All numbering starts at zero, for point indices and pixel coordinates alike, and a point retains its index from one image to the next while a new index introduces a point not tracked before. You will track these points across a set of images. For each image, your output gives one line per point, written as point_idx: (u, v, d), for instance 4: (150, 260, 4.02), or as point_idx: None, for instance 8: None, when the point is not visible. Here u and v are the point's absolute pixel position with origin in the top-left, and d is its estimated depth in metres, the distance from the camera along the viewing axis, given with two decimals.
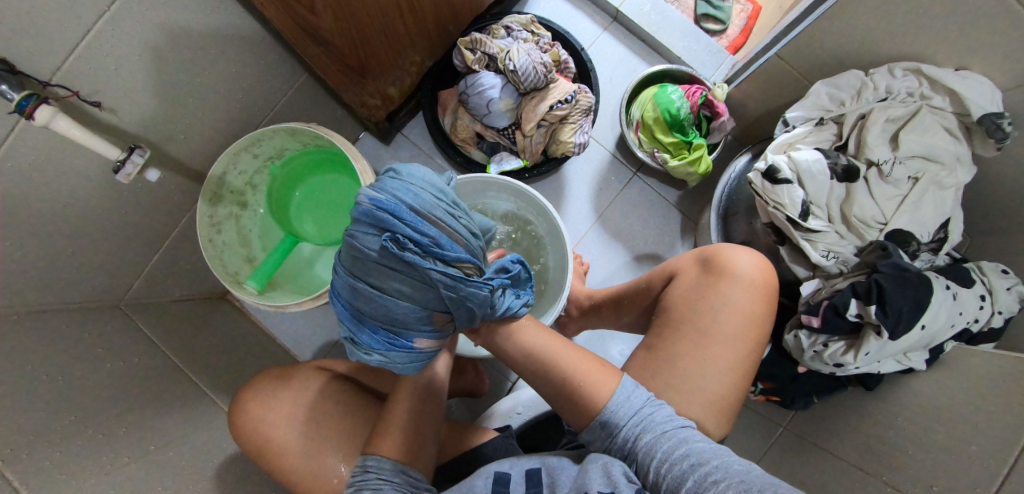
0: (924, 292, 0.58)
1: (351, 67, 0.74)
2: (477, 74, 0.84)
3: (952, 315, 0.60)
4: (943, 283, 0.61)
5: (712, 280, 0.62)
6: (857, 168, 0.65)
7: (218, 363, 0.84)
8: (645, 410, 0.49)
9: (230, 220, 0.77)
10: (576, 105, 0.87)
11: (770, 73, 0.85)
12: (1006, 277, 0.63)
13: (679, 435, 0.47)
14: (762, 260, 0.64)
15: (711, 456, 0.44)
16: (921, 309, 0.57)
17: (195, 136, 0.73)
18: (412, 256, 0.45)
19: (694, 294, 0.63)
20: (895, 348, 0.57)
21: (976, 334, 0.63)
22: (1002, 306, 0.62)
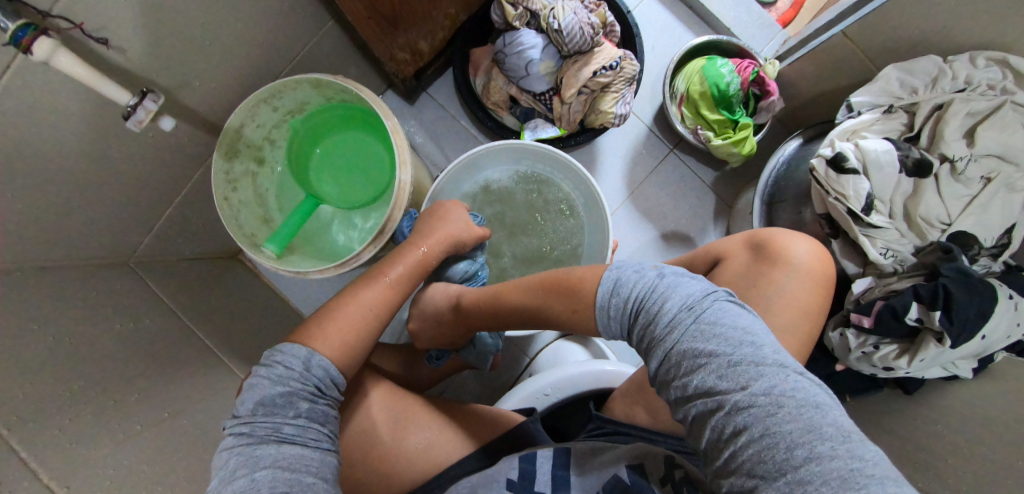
0: (990, 299, 0.56)
1: (383, 16, 0.67)
2: (518, 32, 0.77)
3: (1011, 325, 0.58)
4: (1008, 291, 0.59)
5: (766, 267, 0.59)
6: (930, 162, 0.60)
7: (233, 327, 0.80)
8: (663, 289, 0.40)
9: (247, 178, 0.71)
10: (620, 73, 0.80)
11: (832, 54, 0.79)
12: None
13: (707, 314, 0.37)
14: (818, 246, 0.61)
15: (728, 386, 0.33)
16: (985, 318, 0.55)
17: (211, 83, 0.66)
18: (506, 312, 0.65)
19: (746, 283, 0.59)
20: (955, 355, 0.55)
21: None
22: None
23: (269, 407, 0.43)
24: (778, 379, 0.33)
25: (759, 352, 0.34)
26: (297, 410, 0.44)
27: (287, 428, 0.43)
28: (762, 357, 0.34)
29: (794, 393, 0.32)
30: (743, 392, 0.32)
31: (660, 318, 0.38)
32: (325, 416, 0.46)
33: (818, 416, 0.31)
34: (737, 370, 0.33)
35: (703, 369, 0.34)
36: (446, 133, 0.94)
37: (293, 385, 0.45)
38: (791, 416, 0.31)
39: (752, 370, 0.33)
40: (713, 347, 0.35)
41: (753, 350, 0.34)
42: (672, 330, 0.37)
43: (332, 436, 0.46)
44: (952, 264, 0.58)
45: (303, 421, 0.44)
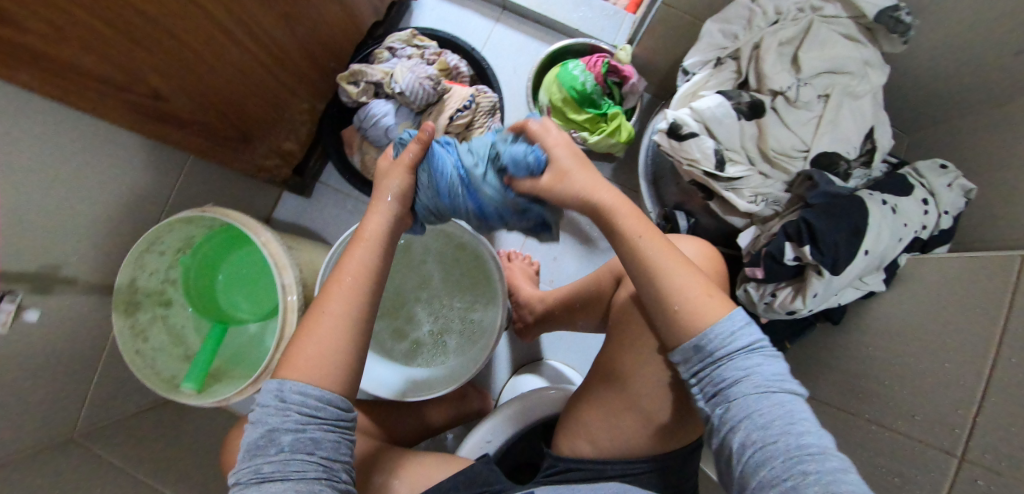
0: (859, 215, 0.54)
1: (233, 134, 0.72)
2: (368, 106, 0.80)
3: (896, 230, 0.57)
4: (880, 198, 0.58)
5: None
6: (761, 102, 0.61)
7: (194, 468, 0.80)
8: (738, 355, 0.46)
9: (158, 323, 0.74)
10: (478, 109, 0.83)
11: (666, 25, 0.81)
12: (944, 174, 0.61)
13: (762, 380, 0.45)
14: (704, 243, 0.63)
15: (783, 427, 0.41)
16: (859, 235, 0.54)
17: (98, 253, 0.67)
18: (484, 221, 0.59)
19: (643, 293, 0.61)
20: (845, 280, 0.54)
21: (928, 240, 0.61)
22: (947, 205, 0.60)
23: (252, 451, 0.40)
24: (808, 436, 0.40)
25: (784, 404, 0.43)
26: (279, 445, 0.39)
27: (267, 466, 0.39)
28: (788, 417, 0.42)
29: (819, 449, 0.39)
30: (777, 461, 0.39)
31: (729, 388, 0.45)
32: (316, 447, 0.40)
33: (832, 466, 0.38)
34: (778, 442, 0.40)
35: (751, 446, 0.42)
36: (346, 213, 0.96)
37: (272, 422, 0.40)
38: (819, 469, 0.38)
39: (784, 433, 0.41)
40: (757, 415, 0.43)
41: (783, 406, 0.43)
42: (719, 399, 0.46)
43: (325, 457, 0.40)
44: (816, 191, 0.57)
45: (286, 453, 0.39)
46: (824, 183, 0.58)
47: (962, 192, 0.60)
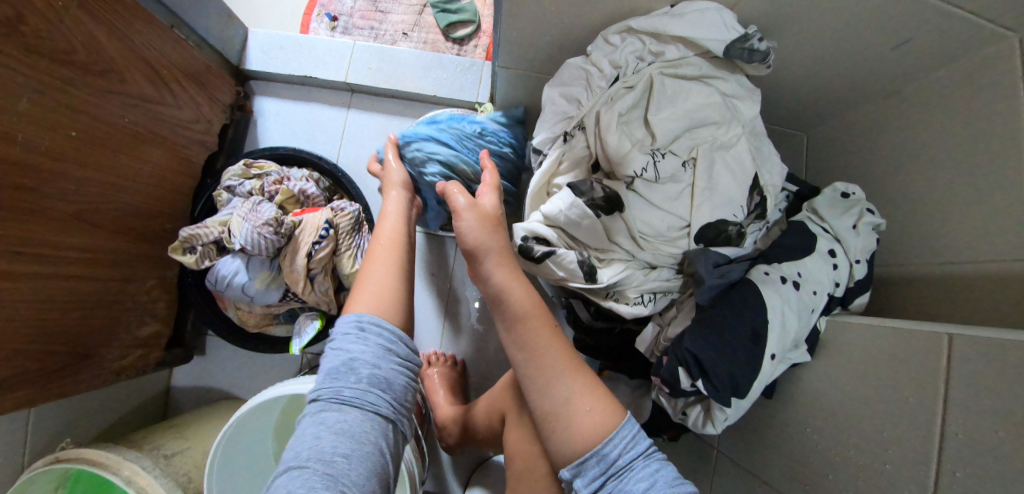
0: (754, 313, 0.45)
1: (66, 358, 0.62)
2: (214, 268, 0.72)
3: (805, 308, 0.48)
4: (777, 275, 0.48)
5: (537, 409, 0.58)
6: (615, 195, 0.51)
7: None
8: (637, 464, 0.45)
9: None
10: (338, 231, 0.75)
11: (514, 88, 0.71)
12: (846, 213, 0.52)
13: (669, 488, 0.43)
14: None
15: None
16: (759, 343, 0.45)
17: None
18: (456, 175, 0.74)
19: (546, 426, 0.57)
20: (753, 394, 0.46)
21: (844, 294, 0.52)
22: (856, 252, 0.51)
23: (332, 375, 0.46)
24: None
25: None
26: (359, 377, 0.45)
27: (348, 392, 0.45)
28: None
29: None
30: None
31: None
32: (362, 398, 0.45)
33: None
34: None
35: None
36: (241, 361, 0.86)
37: (351, 350, 0.47)
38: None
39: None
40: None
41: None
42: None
43: (391, 402, 0.47)
44: (701, 287, 0.48)
45: (364, 386, 0.45)
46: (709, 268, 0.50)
47: (872, 228, 0.52)
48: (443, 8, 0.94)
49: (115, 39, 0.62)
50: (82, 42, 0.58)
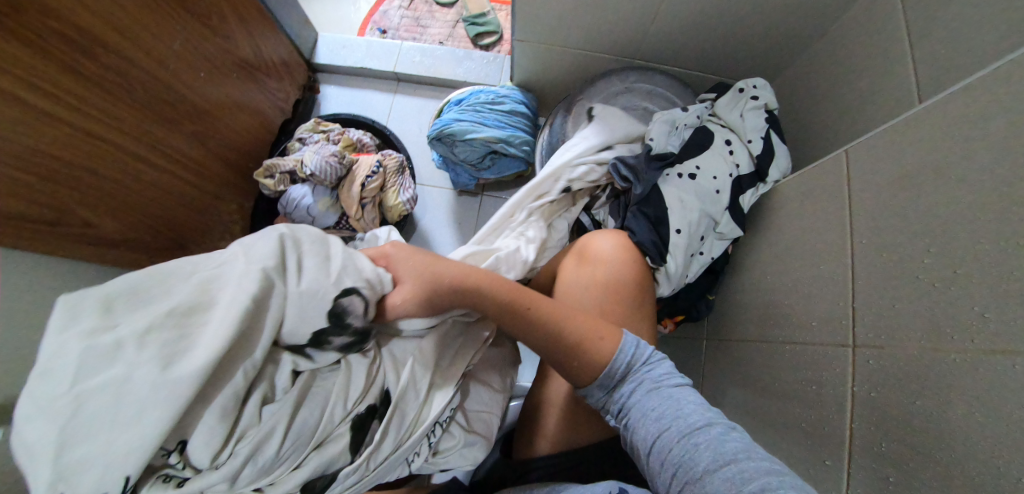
0: (653, 206, 0.64)
1: (167, 246, 0.81)
2: (287, 193, 0.89)
3: (705, 191, 0.64)
4: (676, 173, 0.65)
5: (586, 268, 0.62)
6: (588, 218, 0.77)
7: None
8: (645, 361, 0.49)
9: None
10: (387, 170, 0.92)
11: (524, 58, 0.91)
12: (733, 107, 0.67)
13: (674, 384, 0.47)
14: (624, 231, 0.65)
15: (679, 419, 0.44)
16: (662, 222, 0.63)
17: None
18: (489, 122, 0.88)
19: (575, 289, 0.62)
20: (676, 262, 0.63)
21: (757, 167, 0.65)
22: (749, 133, 0.65)
23: None
24: (725, 431, 0.43)
25: (680, 397, 0.46)
26: None
27: None
28: (703, 415, 0.44)
29: (739, 445, 0.41)
30: (701, 446, 0.41)
31: (642, 388, 0.47)
32: None
33: (756, 457, 0.40)
34: (697, 431, 0.43)
35: (666, 442, 0.43)
36: None
37: None
38: (745, 459, 0.40)
39: (701, 423, 0.43)
40: (674, 410, 0.45)
41: (697, 405, 0.45)
42: (637, 398, 0.47)
43: None
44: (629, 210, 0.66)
45: None
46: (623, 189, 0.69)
47: (761, 112, 0.66)
48: (473, 21, 1.19)
49: (236, 20, 0.86)
50: (214, 14, 0.80)
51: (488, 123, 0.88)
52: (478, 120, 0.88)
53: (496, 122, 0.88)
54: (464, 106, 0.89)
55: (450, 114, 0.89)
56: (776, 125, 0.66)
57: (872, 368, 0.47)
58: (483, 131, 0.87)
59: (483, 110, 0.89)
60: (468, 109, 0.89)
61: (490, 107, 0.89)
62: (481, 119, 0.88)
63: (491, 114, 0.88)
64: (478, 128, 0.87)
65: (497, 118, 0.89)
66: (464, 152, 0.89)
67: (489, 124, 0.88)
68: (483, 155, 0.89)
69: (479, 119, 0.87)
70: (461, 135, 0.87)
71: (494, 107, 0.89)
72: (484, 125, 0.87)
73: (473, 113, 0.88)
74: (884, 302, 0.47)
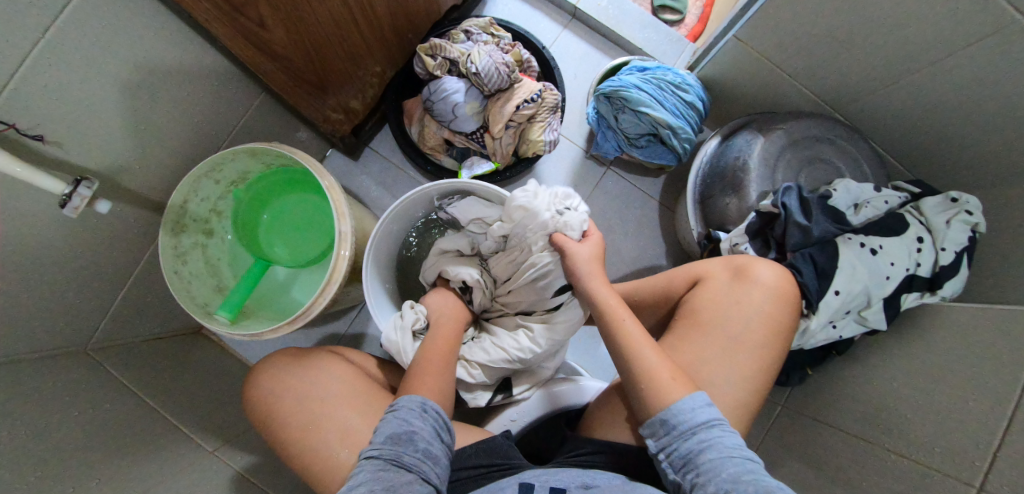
0: (826, 260, 0.65)
1: (309, 82, 0.74)
2: (440, 80, 0.85)
3: (877, 271, 0.64)
4: (858, 242, 0.66)
5: (741, 286, 0.65)
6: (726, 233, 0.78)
7: (205, 410, 0.80)
8: (717, 428, 0.49)
9: (198, 249, 0.75)
10: (542, 104, 0.88)
11: (731, 57, 0.85)
12: (942, 211, 0.66)
13: (743, 454, 0.47)
14: (790, 272, 0.66)
15: (755, 486, 0.43)
16: (826, 277, 0.65)
17: (155, 168, 0.69)
18: (666, 104, 0.85)
19: (724, 297, 0.65)
20: (822, 320, 0.65)
21: (935, 276, 0.64)
22: (947, 242, 0.64)
23: (391, 438, 0.54)
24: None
25: (750, 466, 0.46)
26: (417, 445, 0.54)
27: (404, 456, 0.52)
28: (780, 490, 0.43)
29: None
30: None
31: (710, 454, 0.47)
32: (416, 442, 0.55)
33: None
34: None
35: None
36: (392, 184, 0.98)
37: (417, 425, 0.56)
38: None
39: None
40: (747, 479, 0.44)
41: (770, 479, 0.45)
42: (705, 465, 0.47)
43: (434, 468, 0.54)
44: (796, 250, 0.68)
45: (419, 453, 0.53)
46: (795, 227, 0.68)
47: (966, 226, 0.64)
48: None
49: None
50: None
51: (664, 104, 0.85)
52: (656, 97, 0.85)
53: (672, 106, 0.85)
54: (647, 78, 0.86)
55: (630, 79, 0.87)
56: (973, 248, 0.64)
57: None
58: (658, 112, 0.85)
59: (665, 90, 0.86)
60: (649, 82, 0.86)
61: (671, 91, 0.86)
62: (659, 98, 0.85)
63: (670, 97, 0.86)
64: (653, 105, 0.84)
65: (674, 104, 0.86)
66: (626, 122, 0.87)
67: (663, 107, 0.85)
68: (642, 133, 0.87)
69: (658, 97, 0.85)
70: (634, 104, 0.85)
71: (676, 92, 0.86)
72: (660, 106, 0.85)
73: (654, 88, 0.85)
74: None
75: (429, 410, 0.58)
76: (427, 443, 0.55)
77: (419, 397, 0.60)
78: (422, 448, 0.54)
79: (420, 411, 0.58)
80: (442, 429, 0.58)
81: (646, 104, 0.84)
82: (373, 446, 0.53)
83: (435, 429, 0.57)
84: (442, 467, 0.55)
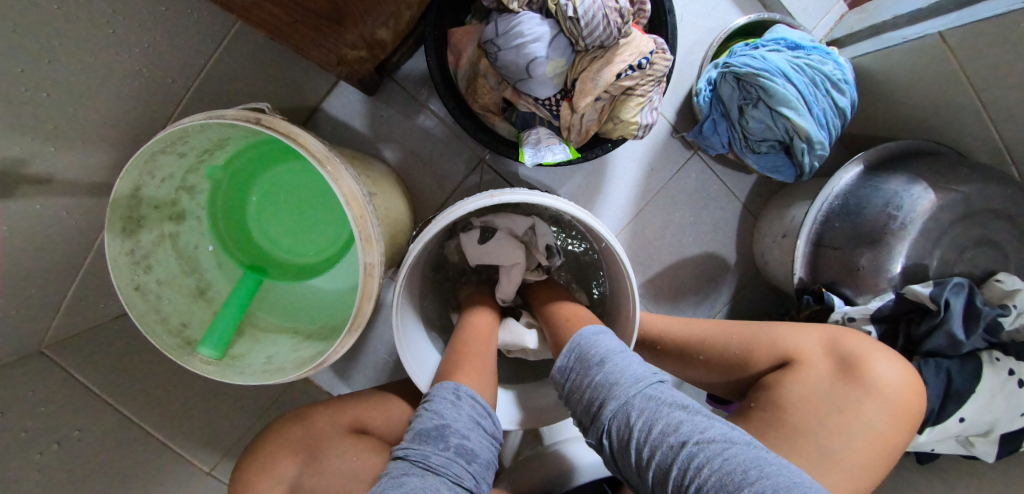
0: (966, 379, 0.50)
1: (321, 16, 0.46)
2: (515, 19, 0.58)
3: (1014, 407, 0.50)
4: (1007, 367, 0.51)
5: (848, 388, 0.48)
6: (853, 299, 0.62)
7: (194, 408, 0.67)
8: (615, 358, 0.47)
9: (164, 243, 0.54)
10: (648, 73, 0.62)
11: (917, 56, 0.61)
12: None
13: (642, 390, 0.44)
14: (913, 374, 0.49)
15: (682, 420, 0.40)
16: (957, 399, 0.50)
17: (82, 137, 0.45)
18: (817, 109, 0.62)
19: (823, 397, 0.48)
20: (922, 442, 0.51)
21: None
22: None
23: (423, 436, 0.44)
24: (711, 426, 0.40)
25: (664, 391, 0.44)
26: (448, 444, 0.44)
27: (434, 458, 0.42)
28: (687, 419, 0.40)
29: (724, 436, 0.39)
30: (691, 461, 0.37)
31: (625, 415, 0.43)
32: (452, 434, 0.45)
33: (740, 442, 0.38)
34: (681, 446, 0.39)
35: (659, 438, 0.40)
36: (420, 140, 0.74)
37: (445, 415, 0.46)
38: (730, 452, 0.37)
39: (684, 432, 0.39)
40: (658, 426, 0.41)
41: (674, 407, 0.42)
42: (617, 422, 0.43)
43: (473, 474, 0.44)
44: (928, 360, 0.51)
45: (452, 453, 0.43)
46: (944, 334, 0.51)
47: None
48: None
49: None
50: None
51: (813, 109, 0.62)
52: (806, 97, 0.61)
53: (821, 112, 0.63)
54: (800, 64, 0.61)
55: (775, 61, 0.61)
56: None
57: None
58: (806, 120, 0.62)
59: (820, 89, 0.62)
60: (800, 70, 0.61)
61: (826, 90, 0.62)
62: (809, 98, 0.61)
63: (822, 97, 0.62)
64: (800, 108, 0.61)
65: (825, 109, 0.63)
66: (754, 120, 0.64)
67: (812, 112, 0.62)
68: (769, 138, 0.65)
69: (808, 96, 0.61)
70: (775, 100, 0.61)
71: (830, 92, 0.63)
72: (808, 111, 0.62)
73: (806, 84, 0.61)
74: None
75: (464, 397, 0.48)
76: (465, 435, 0.45)
77: (451, 382, 0.50)
78: (457, 438, 0.44)
79: (453, 397, 0.48)
80: (482, 417, 0.48)
81: (791, 107, 0.61)
82: (401, 444, 0.44)
83: (474, 418, 0.47)
84: (482, 462, 0.46)
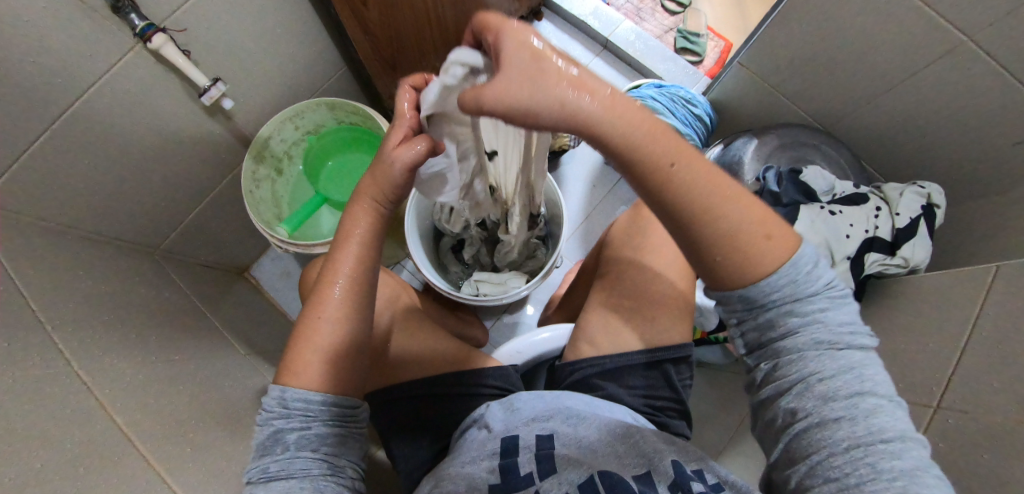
0: (788, 212, 0.74)
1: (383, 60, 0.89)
2: None
3: (838, 228, 0.72)
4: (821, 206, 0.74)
5: (642, 208, 0.72)
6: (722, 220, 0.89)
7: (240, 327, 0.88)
8: (820, 306, 0.40)
9: (267, 181, 0.88)
10: None
11: (736, 82, 1.00)
12: (897, 187, 0.74)
13: (847, 367, 0.38)
14: None
15: (879, 421, 0.36)
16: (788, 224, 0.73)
17: (249, 108, 0.85)
18: (679, 116, 0.99)
19: (629, 221, 0.73)
20: None
21: (892, 239, 0.71)
22: (901, 210, 0.71)
23: (259, 451, 0.43)
24: (882, 413, 0.37)
25: (863, 373, 0.39)
26: (285, 444, 0.43)
27: (273, 465, 0.42)
28: (882, 419, 0.37)
29: (893, 431, 0.36)
30: (835, 448, 0.37)
31: (791, 347, 0.40)
32: (286, 432, 0.44)
33: (900, 445, 0.36)
34: (866, 437, 0.36)
35: (846, 422, 0.37)
36: None
37: (275, 422, 0.44)
38: (887, 459, 0.35)
39: (850, 414, 0.37)
40: (842, 407, 0.37)
41: (872, 398, 0.38)
42: (801, 375, 0.39)
43: (322, 460, 0.44)
44: None
45: (290, 452, 0.43)
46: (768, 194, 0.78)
47: (920, 197, 0.72)
48: (686, 36, 1.26)
49: None
50: None
51: (678, 115, 0.99)
52: (671, 110, 0.99)
53: (683, 117, 0.99)
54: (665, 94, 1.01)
55: (648, 94, 1.02)
56: (930, 216, 0.71)
57: (947, 428, 0.53)
58: (675, 121, 0.98)
59: (681, 106, 1.00)
60: (664, 98, 1.01)
61: (684, 107, 1.01)
62: (673, 110, 0.99)
63: (683, 110, 1.00)
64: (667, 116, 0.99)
65: (686, 117, 1.00)
66: None
67: (676, 117, 0.99)
68: None
69: (672, 108, 0.99)
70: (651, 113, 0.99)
71: (688, 108, 1.01)
72: (675, 116, 0.99)
73: (671, 103, 1.00)
74: (969, 379, 0.53)
75: (293, 401, 0.44)
76: (301, 432, 0.44)
77: (278, 386, 0.46)
78: (298, 433, 0.44)
79: (279, 406, 0.44)
80: (320, 406, 0.45)
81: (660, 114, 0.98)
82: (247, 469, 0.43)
83: (305, 413, 0.45)
84: (331, 446, 0.45)
